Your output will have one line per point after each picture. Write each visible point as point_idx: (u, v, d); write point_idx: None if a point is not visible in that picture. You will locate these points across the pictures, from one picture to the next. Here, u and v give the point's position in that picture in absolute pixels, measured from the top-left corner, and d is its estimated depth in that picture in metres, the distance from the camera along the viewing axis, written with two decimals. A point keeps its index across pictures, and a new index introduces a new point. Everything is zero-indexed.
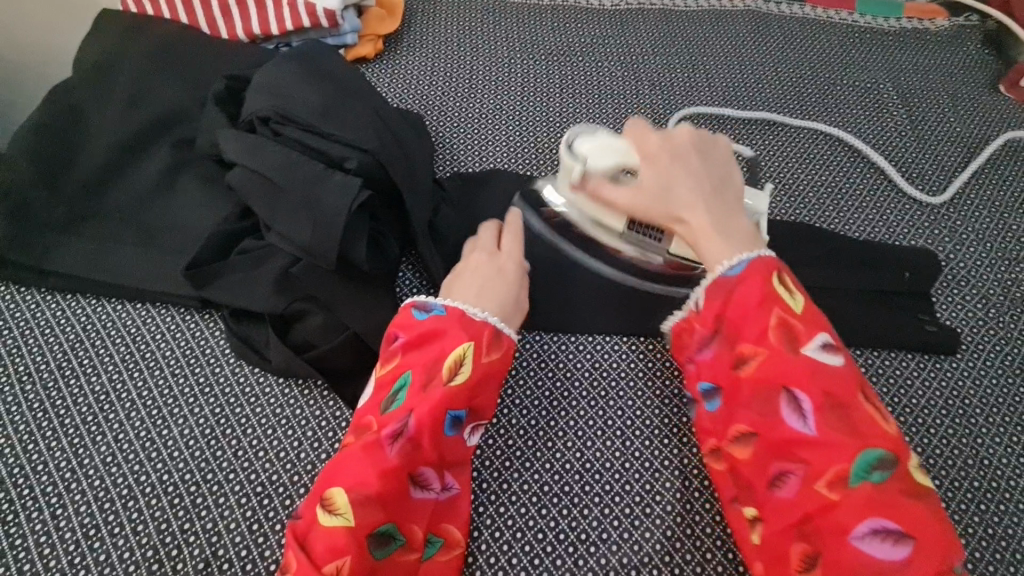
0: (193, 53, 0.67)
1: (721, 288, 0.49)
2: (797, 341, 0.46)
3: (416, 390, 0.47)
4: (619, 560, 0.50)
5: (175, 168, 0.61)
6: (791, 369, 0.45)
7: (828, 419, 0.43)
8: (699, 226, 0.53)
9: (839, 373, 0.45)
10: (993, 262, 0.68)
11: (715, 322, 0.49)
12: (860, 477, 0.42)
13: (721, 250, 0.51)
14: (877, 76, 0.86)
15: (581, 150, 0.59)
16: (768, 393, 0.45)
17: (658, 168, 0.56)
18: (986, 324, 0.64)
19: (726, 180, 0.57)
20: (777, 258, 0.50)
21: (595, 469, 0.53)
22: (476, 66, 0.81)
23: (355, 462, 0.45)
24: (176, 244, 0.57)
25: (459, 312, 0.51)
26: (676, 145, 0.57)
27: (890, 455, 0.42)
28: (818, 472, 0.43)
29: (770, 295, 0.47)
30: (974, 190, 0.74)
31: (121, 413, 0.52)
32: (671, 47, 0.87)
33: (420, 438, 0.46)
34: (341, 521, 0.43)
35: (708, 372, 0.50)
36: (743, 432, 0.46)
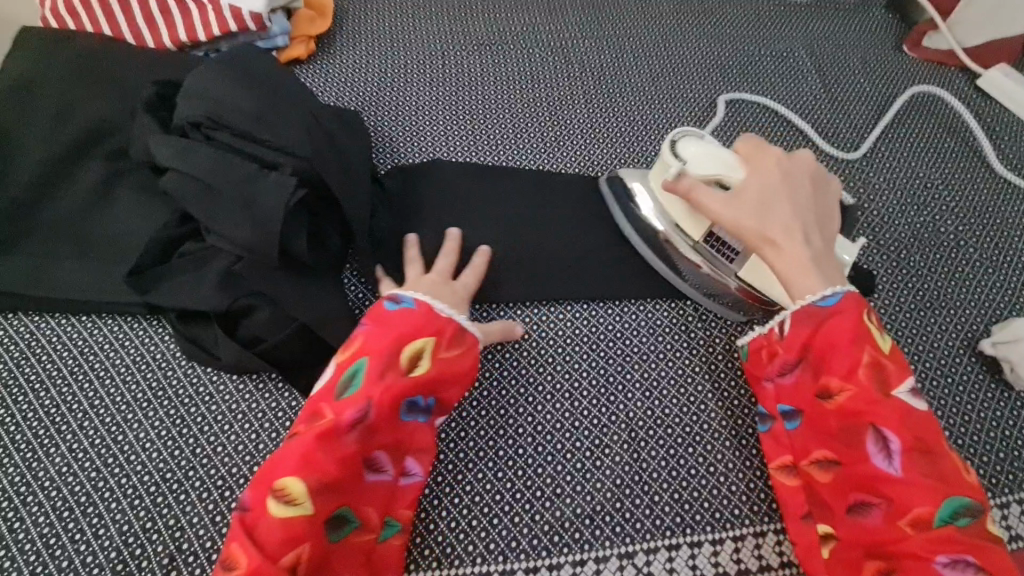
0: (119, 65, 0.66)
1: (805, 318, 0.51)
2: (888, 383, 0.48)
3: (372, 378, 0.48)
4: (573, 510, 0.53)
5: (110, 179, 0.61)
6: (878, 407, 0.47)
7: (913, 462, 0.45)
8: (794, 253, 0.52)
9: (926, 420, 0.47)
10: (904, 208, 0.74)
11: (803, 349, 0.51)
12: (944, 522, 0.43)
13: (813, 281, 0.52)
14: (791, 45, 0.91)
15: (682, 151, 0.57)
16: (855, 426, 0.48)
17: (766, 191, 0.55)
18: (900, 265, 0.69)
19: (825, 219, 0.57)
20: (865, 298, 0.52)
21: (546, 430, 0.56)
22: (411, 59, 0.83)
23: (308, 452, 0.45)
24: (114, 253, 0.57)
25: (428, 306, 0.52)
26: (794, 169, 0.57)
27: (975, 504, 0.44)
28: (898, 508, 0.45)
29: (860, 336, 0.49)
30: (885, 144, 0.80)
31: (73, 423, 0.53)
32: (599, 29, 0.90)
33: (377, 427, 0.48)
34: (299, 510, 0.43)
35: (789, 397, 0.52)
36: (825, 457, 0.49)
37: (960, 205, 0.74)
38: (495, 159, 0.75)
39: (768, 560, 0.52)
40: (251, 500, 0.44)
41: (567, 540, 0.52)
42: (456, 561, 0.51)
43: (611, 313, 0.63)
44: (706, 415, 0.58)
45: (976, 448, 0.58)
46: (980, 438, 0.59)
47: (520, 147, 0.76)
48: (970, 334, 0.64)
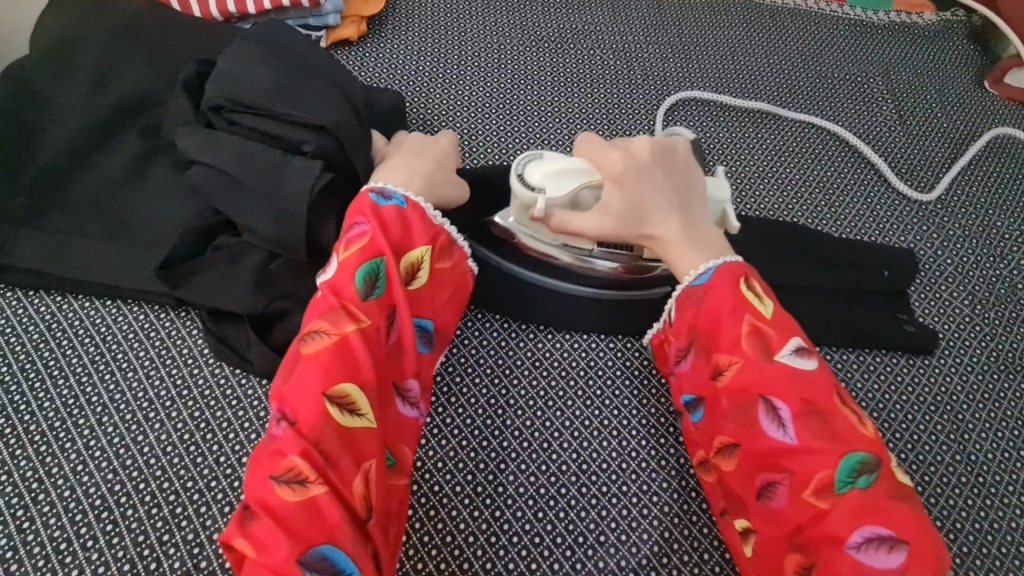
0: (162, 31, 0.62)
1: (691, 299, 0.49)
2: (771, 348, 0.45)
3: (396, 277, 0.47)
4: (618, 562, 0.49)
5: (145, 156, 0.57)
6: (767, 377, 0.44)
7: (806, 427, 0.43)
8: (674, 244, 0.51)
9: (816, 378, 0.44)
10: (979, 258, 0.69)
11: (692, 334, 0.49)
12: (845, 484, 0.41)
13: (694, 264, 0.50)
14: (866, 70, 0.86)
15: (534, 179, 0.52)
16: (746, 402, 0.45)
17: (624, 189, 0.52)
18: (974, 321, 0.64)
19: (689, 187, 0.53)
20: (746, 263, 0.50)
21: (590, 470, 0.52)
22: (465, 50, 0.78)
23: (342, 364, 0.43)
24: (145, 236, 0.54)
25: (419, 208, 0.50)
26: (640, 162, 0.52)
27: (872, 459, 0.42)
28: (801, 482, 0.42)
29: (741, 304, 0.47)
30: (962, 186, 0.75)
31: (91, 417, 0.49)
32: (664, 35, 0.85)
33: (405, 343, 0.47)
34: (363, 421, 0.42)
35: (689, 384, 0.49)
36: (727, 442, 0.46)
37: None
38: None
39: None
40: (293, 416, 0.41)
41: None
42: None
43: None
44: None
45: None
46: None
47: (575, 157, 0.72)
48: None
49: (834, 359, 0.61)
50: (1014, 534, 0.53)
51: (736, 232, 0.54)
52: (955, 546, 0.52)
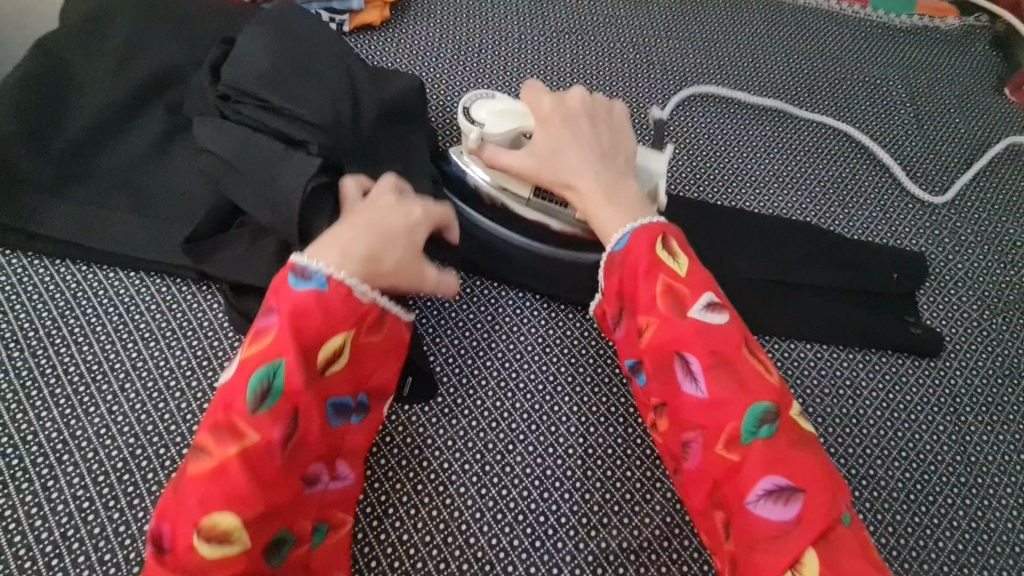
0: (189, 10, 0.63)
1: (614, 263, 0.50)
2: (683, 304, 0.46)
3: (297, 382, 0.41)
4: (619, 543, 0.51)
5: (170, 131, 0.59)
6: (680, 332, 0.45)
7: (715, 377, 0.44)
8: (589, 190, 0.53)
9: (725, 331, 0.45)
10: (990, 264, 0.69)
11: (619, 297, 0.50)
12: (749, 434, 0.42)
13: (607, 208, 0.52)
14: (886, 73, 0.85)
15: (479, 116, 0.57)
16: (664, 358, 0.46)
17: (552, 135, 0.55)
18: (981, 325, 0.65)
19: (617, 145, 0.57)
20: (666, 223, 0.50)
21: (596, 455, 0.54)
22: (485, 38, 0.79)
23: (213, 484, 0.38)
24: (170, 210, 0.55)
25: (342, 287, 0.44)
26: (570, 110, 0.57)
27: (772, 407, 0.43)
28: (711, 434, 0.43)
29: (655, 262, 0.48)
30: (976, 192, 0.75)
31: (114, 383, 0.51)
32: (684, 31, 0.85)
33: (308, 437, 0.42)
34: (237, 547, 0.38)
35: (624, 350, 0.50)
36: (653, 399, 0.47)
37: None
38: None
39: None
40: (172, 540, 0.38)
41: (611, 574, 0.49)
42: None
43: None
44: None
45: None
46: None
47: None
48: None
49: (840, 357, 0.61)
50: (1010, 534, 0.54)
51: (658, 203, 0.56)
52: (950, 543, 0.53)
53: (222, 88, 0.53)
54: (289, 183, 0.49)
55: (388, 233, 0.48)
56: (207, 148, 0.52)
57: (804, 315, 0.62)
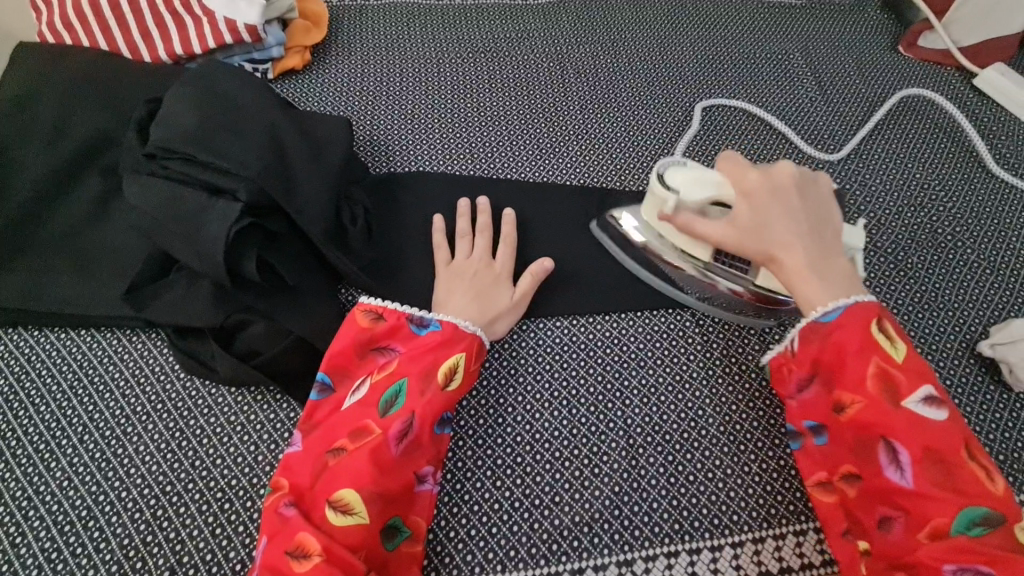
0: (112, 78, 0.67)
1: (814, 334, 0.49)
2: (899, 392, 0.45)
3: (416, 394, 0.50)
4: (572, 518, 0.52)
5: (104, 192, 0.62)
6: (892, 419, 0.44)
7: (925, 473, 0.43)
8: (797, 269, 0.49)
9: (944, 429, 0.44)
10: (900, 209, 0.74)
11: (815, 364, 0.49)
12: (959, 531, 0.41)
13: (820, 295, 0.48)
14: (786, 47, 0.91)
15: (674, 181, 0.55)
16: (867, 439, 0.46)
17: (755, 205, 0.51)
18: (898, 266, 0.69)
19: (825, 220, 0.51)
20: (880, 304, 0.48)
21: (545, 438, 0.56)
22: (405, 67, 0.83)
23: (358, 467, 0.46)
24: (110, 267, 0.58)
25: (451, 326, 0.54)
26: (777, 182, 0.51)
27: (995, 514, 0.41)
28: (916, 520, 0.43)
29: (871, 344, 0.46)
30: (880, 145, 0.80)
31: (73, 437, 0.53)
32: (594, 35, 0.90)
33: (421, 442, 0.49)
34: (356, 519, 0.45)
35: (813, 411, 0.50)
36: (848, 471, 0.48)
37: (956, 206, 0.74)
38: (491, 166, 0.75)
39: (768, 567, 0.51)
40: (315, 506, 0.46)
41: (565, 548, 0.51)
42: (454, 571, 0.50)
43: (609, 321, 0.62)
44: (705, 418, 0.57)
45: None
46: (980, 440, 0.58)
47: (517, 155, 0.77)
48: (970, 336, 0.64)
49: None
50: None
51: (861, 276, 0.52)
52: None
53: (149, 147, 0.56)
54: (214, 222, 0.52)
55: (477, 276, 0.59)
56: (137, 200, 0.55)
57: None
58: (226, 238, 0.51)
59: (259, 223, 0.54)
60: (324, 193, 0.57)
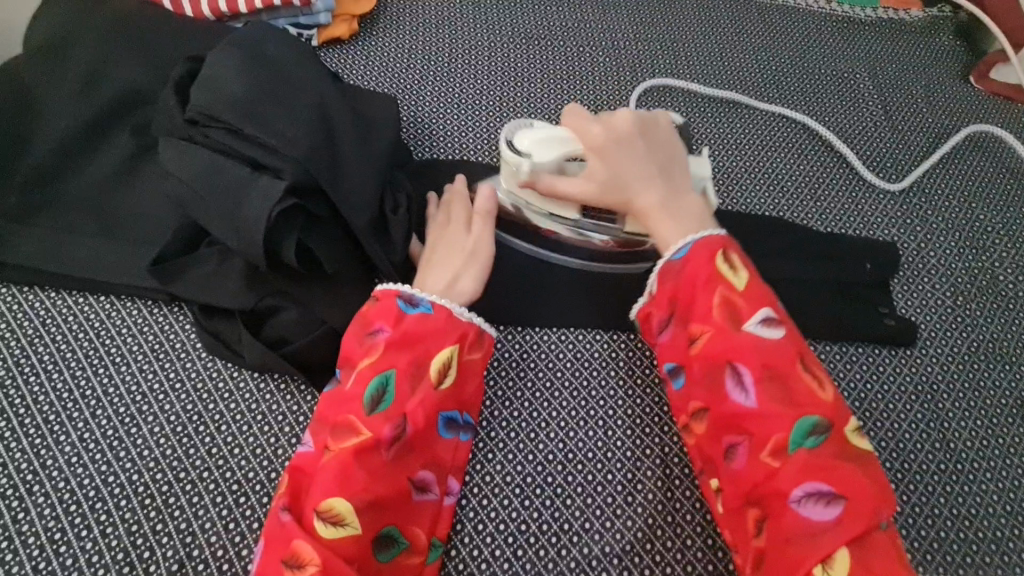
0: (151, 30, 0.63)
1: (670, 271, 0.51)
2: (739, 317, 0.47)
3: (404, 391, 0.47)
4: (603, 548, 0.50)
5: (135, 153, 0.58)
6: (734, 344, 0.47)
7: (766, 391, 0.45)
8: (647, 211, 0.54)
9: (779, 346, 0.46)
10: (961, 251, 0.70)
11: (672, 303, 0.51)
12: (797, 444, 0.43)
13: (673, 232, 0.53)
14: (853, 66, 0.86)
15: (522, 147, 0.58)
16: (715, 367, 0.47)
17: (605, 158, 0.55)
18: (954, 311, 0.66)
19: (669, 159, 0.56)
20: (727, 237, 0.51)
21: (577, 459, 0.53)
22: (455, 48, 0.79)
23: (342, 471, 0.44)
24: (136, 234, 0.55)
25: (446, 312, 0.50)
26: (619, 130, 0.55)
27: (829, 425, 0.44)
28: (759, 441, 0.44)
29: (714, 274, 0.49)
30: (944, 181, 0.76)
31: (85, 410, 0.50)
32: (653, 33, 0.86)
33: (411, 444, 0.47)
34: (349, 530, 0.43)
35: (669, 353, 0.51)
36: (699, 407, 0.48)
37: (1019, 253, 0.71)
38: None
39: None
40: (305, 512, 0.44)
41: None
42: None
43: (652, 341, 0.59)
44: None
45: None
46: None
47: None
48: None
49: (816, 351, 0.62)
50: (992, 520, 0.54)
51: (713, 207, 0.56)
52: (933, 530, 0.54)
53: (190, 112, 0.52)
54: (254, 200, 0.49)
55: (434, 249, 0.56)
56: (172, 168, 0.51)
57: (781, 310, 0.63)
58: (267, 219, 0.48)
59: (300, 205, 0.51)
60: (370, 178, 0.54)
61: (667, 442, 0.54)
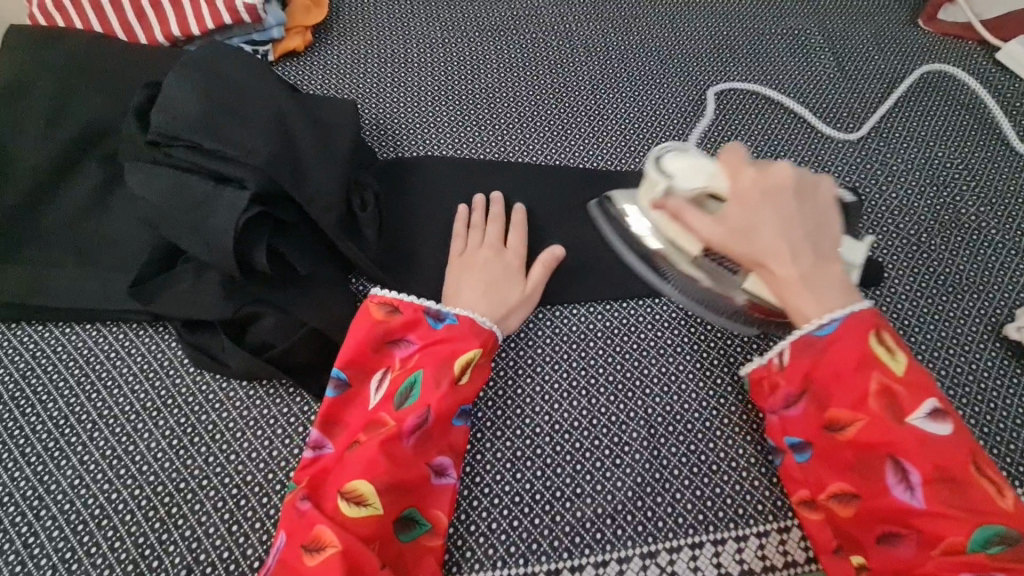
0: (107, 62, 0.64)
1: (806, 347, 0.47)
2: (901, 409, 0.43)
3: (431, 388, 0.49)
4: (594, 510, 0.52)
5: (104, 181, 0.60)
6: (892, 438, 0.43)
7: (934, 494, 0.42)
8: (787, 277, 0.46)
9: (949, 445, 0.42)
10: (922, 189, 0.72)
11: (805, 379, 0.47)
12: (975, 551, 0.40)
13: (814, 307, 0.46)
14: (803, 23, 0.88)
15: (667, 165, 0.48)
16: (872, 458, 0.44)
17: (750, 210, 0.46)
18: (920, 248, 0.67)
19: (822, 225, 0.47)
20: (880, 314, 0.46)
21: (563, 429, 0.55)
22: (409, 46, 0.80)
23: (368, 459, 0.45)
24: (113, 259, 0.56)
25: (469, 321, 0.52)
26: (774, 182, 0.46)
27: (1016, 534, 0.39)
28: (929, 538, 0.42)
29: (869, 359, 0.45)
30: (901, 123, 0.77)
31: (82, 434, 0.52)
32: (604, 11, 0.87)
33: (433, 434, 0.48)
34: (370, 509, 0.44)
35: (798, 427, 0.48)
36: (841, 490, 0.46)
37: (980, 185, 0.72)
38: (501, 149, 0.73)
39: (794, 556, 0.50)
40: (326, 499, 0.45)
41: (588, 540, 0.50)
42: (475, 564, 0.50)
43: (626, 308, 0.61)
44: (725, 407, 0.56)
45: (1002, 435, 0.57)
46: (1005, 425, 0.57)
47: (527, 138, 0.74)
48: (994, 318, 0.63)
49: None
50: None
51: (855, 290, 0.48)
52: None
53: (151, 135, 0.54)
54: (221, 212, 0.50)
55: (476, 269, 0.57)
56: (140, 191, 0.53)
57: None
58: (235, 230, 0.49)
59: (267, 213, 0.52)
60: (332, 181, 0.55)
61: (649, 401, 0.56)
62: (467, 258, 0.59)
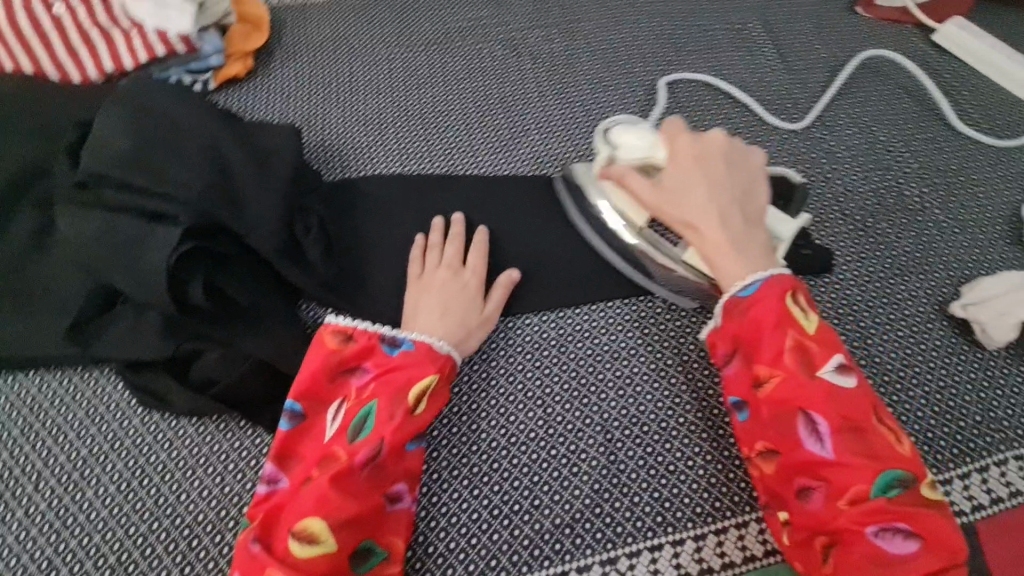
0: (39, 104, 0.63)
1: (733, 312, 0.50)
2: (813, 363, 0.46)
3: (385, 418, 0.48)
4: (554, 521, 0.51)
5: (41, 226, 0.59)
6: (807, 390, 0.45)
7: (843, 439, 0.44)
8: (714, 235, 0.51)
9: (855, 396, 0.45)
10: (867, 174, 0.73)
11: (735, 340, 0.49)
12: (878, 494, 0.42)
13: (737, 267, 0.50)
14: (744, 17, 0.89)
15: (614, 138, 0.59)
16: (785, 414, 0.46)
17: (687, 171, 0.55)
18: (867, 233, 0.68)
19: (750, 194, 0.55)
20: (795, 278, 0.50)
21: (519, 441, 0.55)
22: (354, 66, 0.80)
23: (317, 496, 0.44)
24: (52, 304, 0.55)
25: (426, 346, 0.51)
26: (707, 147, 0.56)
27: (908, 475, 0.43)
28: (835, 489, 0.43)
29: (787, 317, 0.47)
30: (844, 110, 0.78)
31: (28, 486, 0.51)
32: (545, 17, 0.87)
33: (388, 463, 0.47)
34: (324, 548, 0.43)
35: (732, 386, 0.49)
36: (765, 448, 0.47)
37: (921, 166, 0.73)
38: (449, 165, 0.73)
39: (752, 550, 0.50)
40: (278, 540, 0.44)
41: (548, 553, 0.50)
42: None
43: (579, 314, 0.61)
44: (679, 407, 0.56)
45: (953, 413, 0.58)
46: (954, 403, 0.58)
47: (476, 151, 0.74)
48: (940, 297, 0.64)
49: None
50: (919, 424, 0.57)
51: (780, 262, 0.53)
52: None
53: (81, 176, 0.53)
54: (155, 251, 0.50)
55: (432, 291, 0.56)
56: (72, 234, 0.52)
57: None
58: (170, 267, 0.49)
59: (204, 247, 0.52)
60: (271, 210, 0.55)
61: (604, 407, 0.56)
62: (421, 278, 0.57)
